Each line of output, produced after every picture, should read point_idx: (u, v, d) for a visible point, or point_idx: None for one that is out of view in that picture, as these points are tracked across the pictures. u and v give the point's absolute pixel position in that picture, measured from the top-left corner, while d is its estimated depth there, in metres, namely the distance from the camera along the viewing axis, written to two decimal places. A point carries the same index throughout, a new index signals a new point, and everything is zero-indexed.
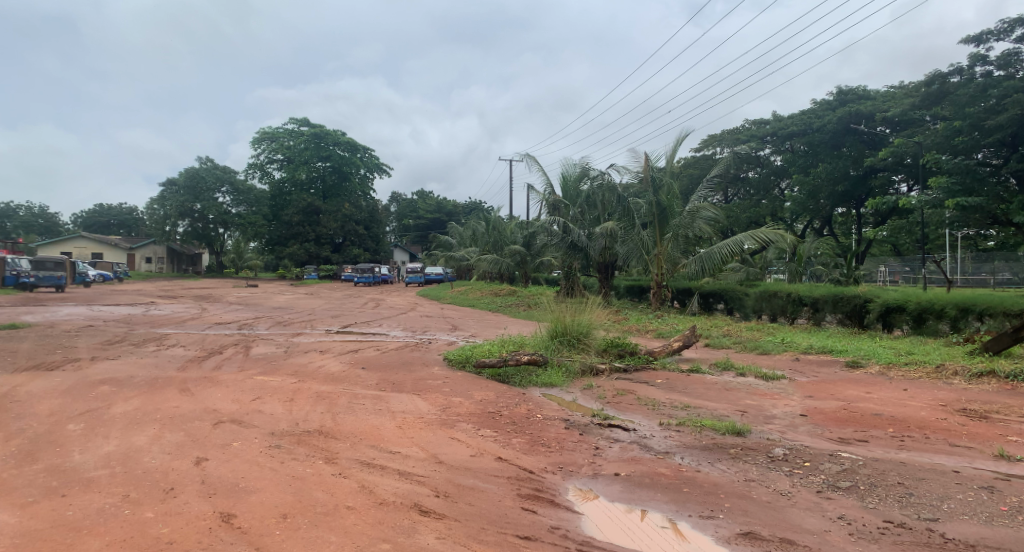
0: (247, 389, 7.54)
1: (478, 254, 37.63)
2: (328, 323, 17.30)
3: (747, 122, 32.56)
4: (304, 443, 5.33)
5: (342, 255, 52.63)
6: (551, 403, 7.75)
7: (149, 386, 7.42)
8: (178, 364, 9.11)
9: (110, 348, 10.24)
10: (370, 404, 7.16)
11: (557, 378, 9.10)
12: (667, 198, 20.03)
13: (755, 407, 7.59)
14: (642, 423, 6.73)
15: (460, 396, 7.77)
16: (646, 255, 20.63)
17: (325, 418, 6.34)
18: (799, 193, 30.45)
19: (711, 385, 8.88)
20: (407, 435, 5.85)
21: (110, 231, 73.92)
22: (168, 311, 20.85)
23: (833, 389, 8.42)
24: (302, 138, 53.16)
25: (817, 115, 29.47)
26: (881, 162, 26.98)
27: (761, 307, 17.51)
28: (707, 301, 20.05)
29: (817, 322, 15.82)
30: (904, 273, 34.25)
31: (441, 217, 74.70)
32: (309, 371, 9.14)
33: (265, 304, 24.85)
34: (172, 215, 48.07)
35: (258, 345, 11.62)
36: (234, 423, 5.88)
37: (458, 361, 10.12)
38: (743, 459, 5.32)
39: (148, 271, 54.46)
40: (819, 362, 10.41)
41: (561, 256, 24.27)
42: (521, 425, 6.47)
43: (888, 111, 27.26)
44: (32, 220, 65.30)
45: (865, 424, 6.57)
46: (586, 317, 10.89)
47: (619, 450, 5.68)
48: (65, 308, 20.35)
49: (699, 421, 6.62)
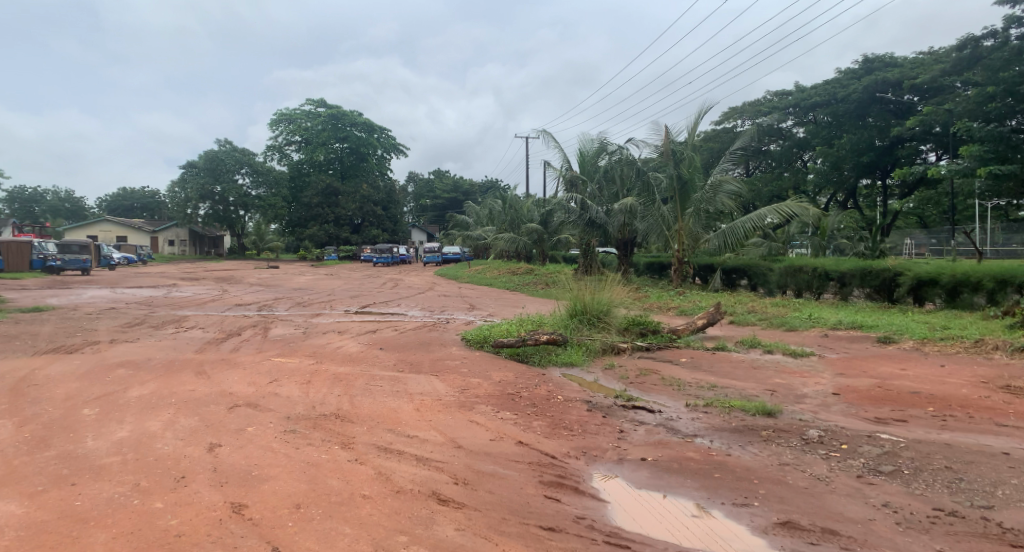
0: (264, 371, 7.45)
1: (496, 232, 37.39)
2: (347, 304, 17.25)
3: (770, 93, 31.64)
4: (320, 427, 5.20)
5: (361, 235, 52.74)
6: (572, 384, 7.55)
7: (166, 369, 7.36)
8: (196, 347, 9.07)
9: (130, 330, 10.24)
10: (388, 386, 7.02)
11: (578, 358, 8.91)
12: (689, 171, 19.51)
13: (784, 385, 7.31)
14: (667, 404, 6.51)
15: (479, 377, 7.61)
16: (667, 230, 20.23)
17: (342, 401, 6.21)
18: (823, 165, 29.59)
19: (738, 363, 8.60)
20: (425, 418, 5.69)
21: (134, 215, 74.92)
22: (190, 292, 21.00)
23: (865, 366, 8.10)
24: (319, 119, 53.07)
25: (842, 84, 28.52)
26: (910, 132, 26.06)
27: (785, 283, 17.06)
28: (730, 278, 19.63)
29: (844, 297, 15.35)
30: (932, 246, 33.32)
31: (458, 196, 74.48)
32: (326, 352, 9.05)
33: (286, 285, 24.94)
34: (193, 197, 48.38)
35: (276, 327, 11.57)
36: (249, 407, 5.77)
37: (477, 341, 9.96)
38: (776, 441, 5.06)
39: (171, 254, 55.14)
40: (848, 338, 10.05)
41: (580, 234, 23.94)
42: (541, 407, 6.28)
43: (917, 78, 26.22)
44: (59, 204, 66.37)
45: (902, 403, 6.25)
46: (607, 294, 10.63)
47: (644, 433, 5.46)
48: (89, 291, 20.57)
49: (727, 402, 6.37)
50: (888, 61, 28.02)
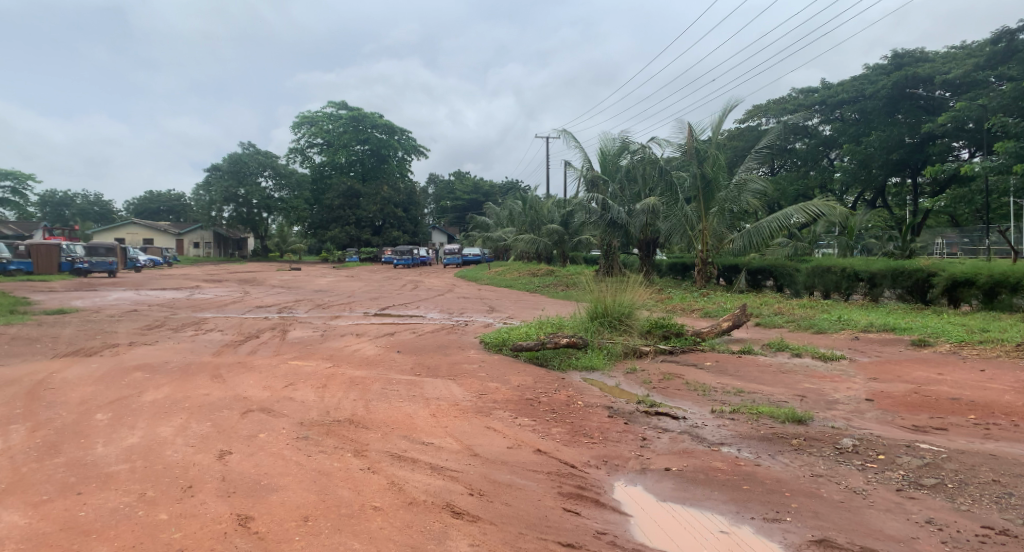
0: (280, 375, 7.37)
1: (516, 233, 37.21)
2: (366, 306, 17.21)
3: (794, 90, 30.99)
4: (333, 434, 5.07)
5: (382, 237, 53.01)
6: (593, 388, 7.35)
7: (182, 372, 7.32)
8: (213, 349, 9.04)
9: (149, 333, 10.26)
10: (404, 390, 6.88)
11: (599, 361, 8.70)
12: (713, 170, 19.13)
13: (814, 391, 7.02)
14: (692, 410, 6.27)
15: (497, 382, 7.43)
16: (690, 231, 19.87)
17: (357, 406, 6.09)
18: (850, 163, 28.88)
19: (764, 367, 8.32)
20: (440, 424, 5.54)
21: (160, 218, 76.30)
22: (212, 294, 21.18)
23: (900, 371, 7.75)
24: (340, 121, 53.48)
25: (870, 81, 27.80)
26: (941, 128, 25.28)
27: (812, 283, 16.61)
28: (755, 279, 19.24)
29: (874, 298, 14.89)
30: (964, 246, 32.36)
31: (478, 198, 74.56)
32: (343, 355, 8.96)
33: (306, 287, 25.05)
34: (217, 200, 49.04)
35: (295, 329, 11.53)
36: (262, 412, 5.68)
37: (496, 344, 9.80)
38: (807, 450, 4.80)
39: (197, 256, 56.00)
40: (881, 341, 9.67)
41: (600, 234, 23.67)
42: (561, 413, 6.09)
43: (948, 74, 25.43)
44: (88, 208, 67.85)
45: (942, 409, 5.92)
46: (628, 296, 10.39)
47: (668, 441, 5.23)
48: (114, 293, 20.89)
49: (754, 408, 6.11)
50: (918, 55, 27.20)
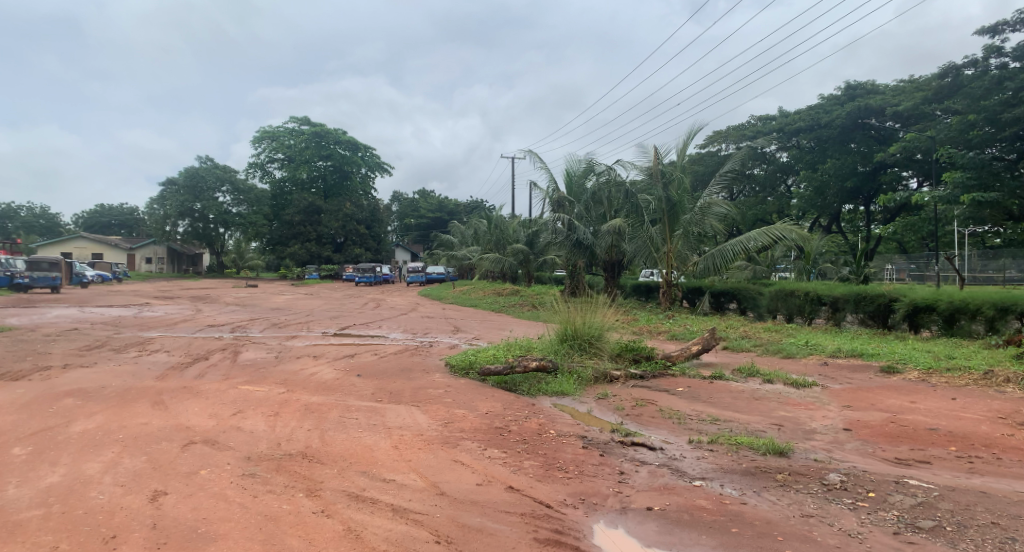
0: (229, 402, 6.80)
1: (480, 253, 36.91)
2: (325, 325, 16.54)
3: (753, 118, 31.80)
4: (284, 470, 4.60)
5: (344, 254, 51.98)
6: (564, 415, 7.02)
7: (119, 398, 6.67)
8: (158, 373, 8.37)
9: (87, 355, 9.47)
10: (364, 419, 6.40)
11: (569, 386, 8.38)
12: (678, 193, 19.25)
13: (790, 419, 6.85)
14: (669, 440, 6.01)
15: (464, 409, 7.03)
16: (655, 252, 19.89)
17: (312, 437, 5.60)
18: (806, 190, 29.67)
19: (737, 393, 8.15)
20: (404, 458, 5.12)
21: (110, 231, 73.29)
22: (161, 312, 20.16)
23: (872, 398, 7.67)
24: (303, 137, 52.55)
25: (825, 110, 28.71)
26: (892, 158, 26.17)
27: (776, 307, 16.78)
28: (718, 301, 19.35)
29: (836, 322, 15.08)
30: (912, 271, 33.48)
31: (442, 216, 74.24)
32: (300, 380, 8.39)
33: (263, 305, 24.08)
34: (172, 214, 47.36)
35: (248, 351, 10.86)
36: (206, 444, 5.14)
37: (462, 368, 9.38)
38: (795, 487, 4.57)
39: (148, 271, 53.82)
40: (850, 367, 9.64)
41: (566, 254, 23.54)
42: (533, 444, 5.73)
43: (898, 106, 26.41)
44: (32, 221, 64.77)
45: (922, 441, 5.78)
46: (598, 318, 10.15)
47: (647, 477, 4.94)
48: (54, 311, 19.65)
49: (733, 438, 5.89)
50: (869, 88, 28.29)
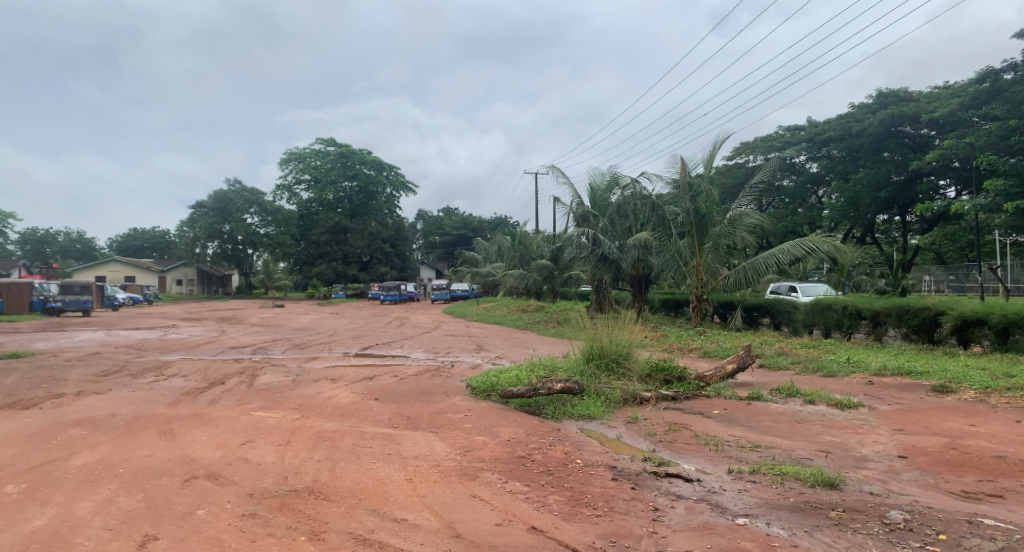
0: (239, 430, 6.51)
1: (505, 269, 36.62)
2: (347, 345, 16.31)
3: (780, 128, 31.08)
4: (287, 509, 4.27)
5: (370, 273, 52.21)
6: (592, 442, 6.58)
7: (127, 427, 6.44)
8: (171, 399, 8.15)
9: (103, 380, 9.31)
10: (378, 447, 6.04)
11: (597, 409, 7.93)
12: (706, 205, 18.65)
13: (838, 445, 6.32)
14: (706, 471, 5.54)
15: (484, 435, 6.63)
16: (683, 266, 19.31)
17: (321, 469, 5.25)
18: (838, 201, 28.82)
19: (777, 416, 7.65)
20: (417, 493, 4.74)
21: (144, 255, 74.85)
22: (187, 333, 20.21)
23: (927, 421, 7.08)
24: (328, 158, 53.16)
25: (855, 119, 27.85)
26: (928, 166, 25.22)
27: (812, 322, 16.09)
28: (751, 316, 18.70)
29: (878, 337, 14.34)
30: (952, 283, 32.07)
31: (467, 233, 74.38)
32: (315, 405, 8.08)
33: (287, 325, 24.07)
34: (201, 237, 48.18)
35: (266, 374, 10.62)
36: (208, 479, 4.82)
37: (483, 390, 8.98)
38: (852, 526, 4.06)
39: (179, 293, 54.71)
40: (898, 387, 9.01)
41: (591, 269, 23.11)
42: (558, 475, 5.31)
43: (933, 112, 25.44)
44: (70, 246, 66.50)
45: (990, 470, 5.20)
46: (625, 336, 9.69)
47: (684, 514, 4.47)
48: (83, 334, 19.80)
49: (778, 468, 5.40)
50: (902, 95, 27.37)
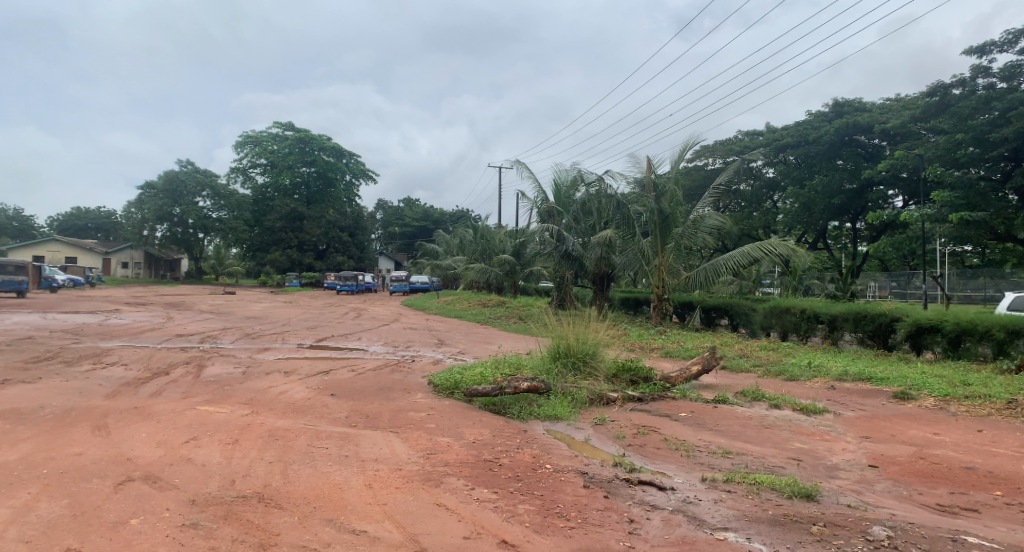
0: (183, 426, 6.00)
1: (465, 262, 36.19)
2: (302, 336, 15.69)
3: (739, 133, 31.50)
4: (234, 517, 3.88)
5: (327, 262, 50.94)
6: (559, 445, 6.35)
7: (56, 421, 5.84)
8: (108, 390, 7.52)
9: (33, 368, 8.56)
10: (335, 449, 5.65)
11: (563, 409, 7.71)
12: (670, 205, 18.69)
13: (808, 453, 6.27)
14: (680, 478, 5.39)
15: (448, 437, 6.30)
16: (646, 265, 19.29)
17: (273, 472, 4.84)
18: (793, 206, 29.49)
19: (745, 421, 7.60)
20: (377, 501, 4.40)
21: (87, 235, 71.28)
22: (130, 320, 19.15)
23: (892, 429, 7.12)
24: (286, 142, 51.52)
25: (812, 127, 28.43)
26: (879, 175, 26.01)
27: (769, 324, 16.32)
28: (709, 316, 18.90)
29: (834, 341, 14.62)
30: (894, 288, 33.19)
31: (428, 225, 73.56)
32: (267, 400, 7.60)
33: (239, 313, 23.08)
34: (150, 218, 46.12)
35: (214, 365, 10.02)
36: (145, 482, 4.35)
37: (446, 388, 8.65)
38: (836, 543, 3.96)
39: (124, 277, 52.28)
40: (860, 393, 9.10)
41: (554, 266, 22.97)
42: (527, 482, 5.04)
43: (886, 123, 26.22)
44: (6, 223, 62.77)
45: (959, 483, 5.21)
46: (592, 335, 9.48)
47: (661, 526, 4.28)
48: (15, 316, 18.52)
49: (753, 477, 5.30)
50: (856, 106, 28.10)
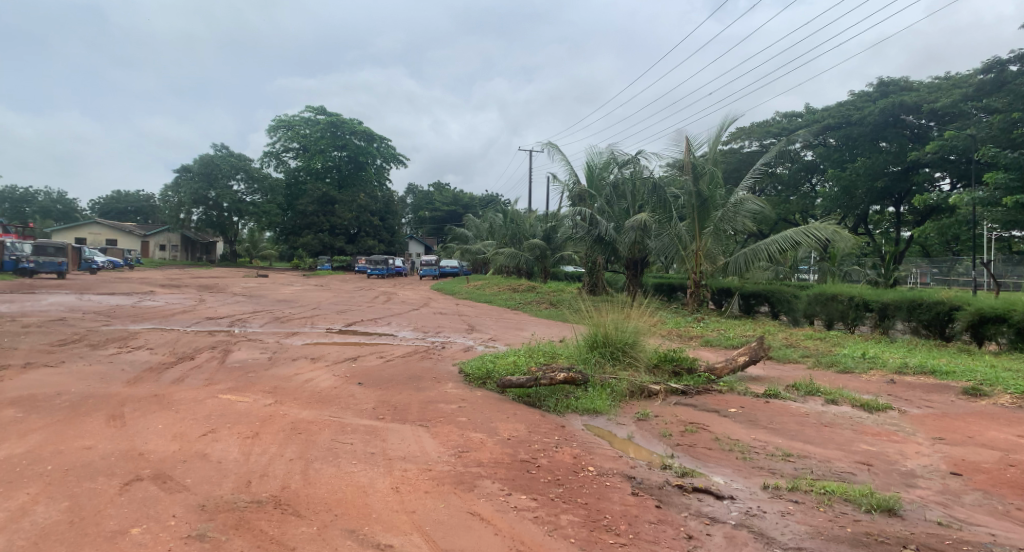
0: (201, 417, 5.67)
1: (495, 247, 35.73)
2: (331, 321, 15.45)
3: (778, 114, 30.13)
4: (246, 527, 3.50)
5: (357, 246, 51.03)
6: (601, 444, 5.85)
7: (71, 410, 5.55)
8: (131, 375, 7.28)
9: (58, 352, 8.38)
10: (360, 444, 5.26)
11: (601, 403, 7.20)
12: (709, 187, 17.85)
13: (879, 457, 5.64)
14: (738, 485, 4.85)
15: (481, 432, 5.86)
16: (682, 250, 18.54)
17: (293, 472, 4.45)
18: (832, 190, 28.09)
19: (801, 418, 6.99)
20: (404, 508, 3.98)
21: (126, 218, 73.02)
22: (162, 301, 19.21)
23: (968, 429, 6.45)
24: (318, 126, 51.49)
25: (856, 106, 26.93)
26: (926, 157, 24.53)
27: (813, 311, 15.45)
28: (748, 303, 18.10)
29: (885, 331, 13.78)
30: (937, 275, 31.70)
31: (457, 209, 73.37)
32: (291, 388, 7.27)
33: (270, 296, 23.05)
34: (186, 202, 46.75)
35: (240, 350, 9.76)
36: (154, 482, 3.99)
37: (478, 377, 8.22)
38: None
39: (162, 259, 53.30)
40: (924, 388, 8.39)
41: (586, 250, 22.37)
42: (569, 487, 4.57)
43: (935, 102, 24.69)
44: (50, 206, 64.51)
45: None
46: (632, 323, 8.90)
47: (725, 544, 3.76)
48: (53, 297, 18.71)
49: (822, 485, 4.73)
50: (904, 84, 26.46)
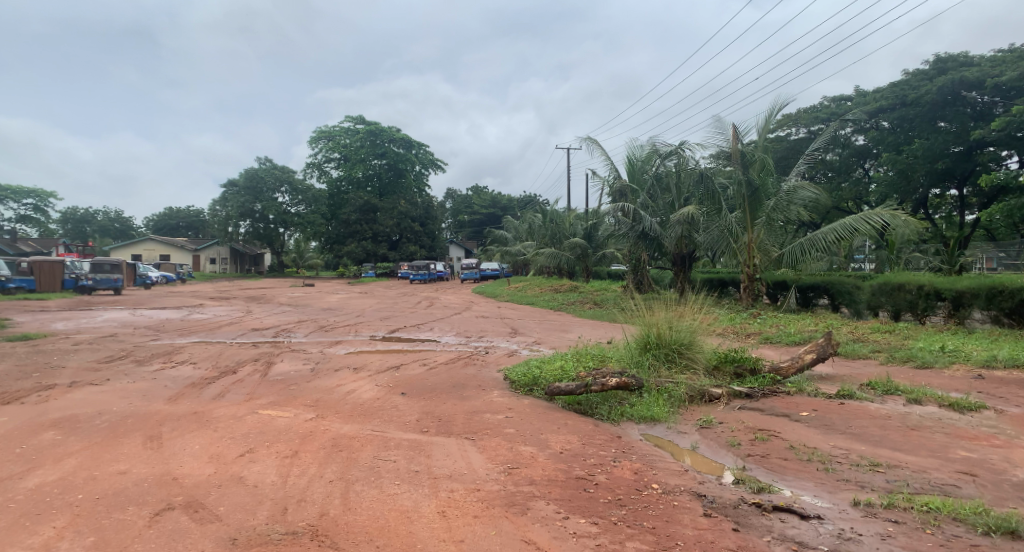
0: (240, 435, 5.43)
1: (535, 248, 35.21)
2: (374, 328, 15.28)
3: (826, 98, 28.69)
4: None
5: (399, 252, 51.27)
6: (663, 456, 5.36)
7: (110, 431, 5.39)
8: (173, 392, 7.16)
9: (103, 369, 8.37)
10: (403, 461, 4.92)
11: (660, 410, 6.68)
12: (760, 175, 16.97)
13: (983, 466, 4.97)
14: (825, 502, 4.29)
15: (531, 446, 5.45)
16: (733, 243, 17.68)
17: (332, 495, 4.14)
18: (888, 174, 26.49)
19: (883, 421, 6.31)
20: (451, 536, 3.60)
21: (178, 234, 75.63)
22: (211, 314, 19.54)
23: None
24: (358, 136, 52.11)
25: (912, 86, 25.29)
26: (991, 136, 22.80)
27: (878, 302, 14.44)
28: (806, 296, 17.12)
29: (960, 321, 12.75)
30: (1003, 259, 29.59)
31: (496, 212, 73.29)
32: (333, 401, 7.02)
33: (315, 306, 23.15)
34: (233, 215, 47.94)
35: (282, 361, 9.63)
36: (186, 511, 3.73)
37: (524, 384, 7.82)
38: None
39: (213, 272, 54.83)
40: (1017, 383, 7.59)
41: (629, 247, 21.66)
42: (633, 508, 4.12)
43: (1000, 76, 22.94)
44: (108, 224, 67.22)
45: None
46: (687, 322, 8.33)
47: None
48: (107, 313, 19.15)
49: (923, 501, 4.13)
50: (962, 60, 24.67)
